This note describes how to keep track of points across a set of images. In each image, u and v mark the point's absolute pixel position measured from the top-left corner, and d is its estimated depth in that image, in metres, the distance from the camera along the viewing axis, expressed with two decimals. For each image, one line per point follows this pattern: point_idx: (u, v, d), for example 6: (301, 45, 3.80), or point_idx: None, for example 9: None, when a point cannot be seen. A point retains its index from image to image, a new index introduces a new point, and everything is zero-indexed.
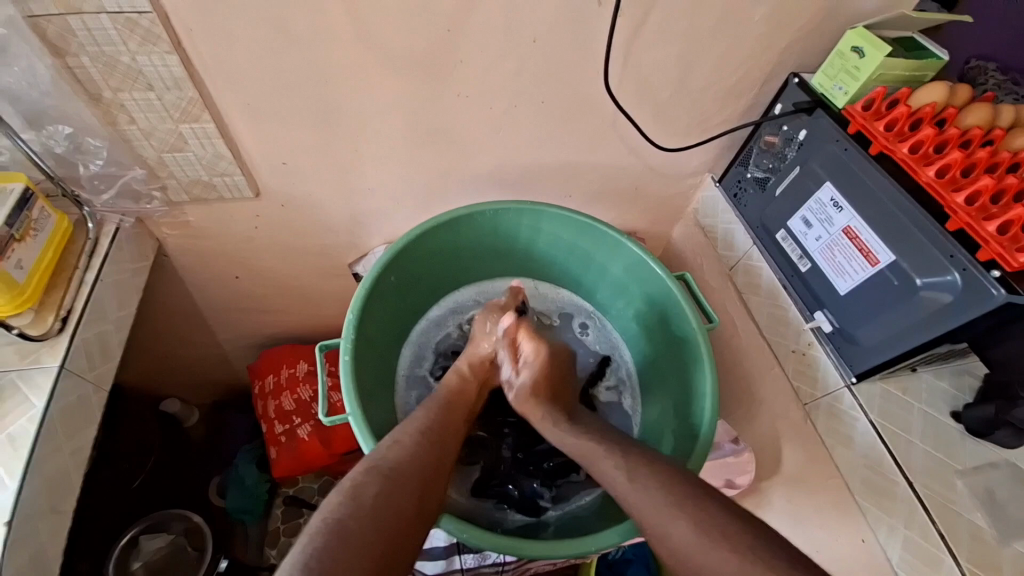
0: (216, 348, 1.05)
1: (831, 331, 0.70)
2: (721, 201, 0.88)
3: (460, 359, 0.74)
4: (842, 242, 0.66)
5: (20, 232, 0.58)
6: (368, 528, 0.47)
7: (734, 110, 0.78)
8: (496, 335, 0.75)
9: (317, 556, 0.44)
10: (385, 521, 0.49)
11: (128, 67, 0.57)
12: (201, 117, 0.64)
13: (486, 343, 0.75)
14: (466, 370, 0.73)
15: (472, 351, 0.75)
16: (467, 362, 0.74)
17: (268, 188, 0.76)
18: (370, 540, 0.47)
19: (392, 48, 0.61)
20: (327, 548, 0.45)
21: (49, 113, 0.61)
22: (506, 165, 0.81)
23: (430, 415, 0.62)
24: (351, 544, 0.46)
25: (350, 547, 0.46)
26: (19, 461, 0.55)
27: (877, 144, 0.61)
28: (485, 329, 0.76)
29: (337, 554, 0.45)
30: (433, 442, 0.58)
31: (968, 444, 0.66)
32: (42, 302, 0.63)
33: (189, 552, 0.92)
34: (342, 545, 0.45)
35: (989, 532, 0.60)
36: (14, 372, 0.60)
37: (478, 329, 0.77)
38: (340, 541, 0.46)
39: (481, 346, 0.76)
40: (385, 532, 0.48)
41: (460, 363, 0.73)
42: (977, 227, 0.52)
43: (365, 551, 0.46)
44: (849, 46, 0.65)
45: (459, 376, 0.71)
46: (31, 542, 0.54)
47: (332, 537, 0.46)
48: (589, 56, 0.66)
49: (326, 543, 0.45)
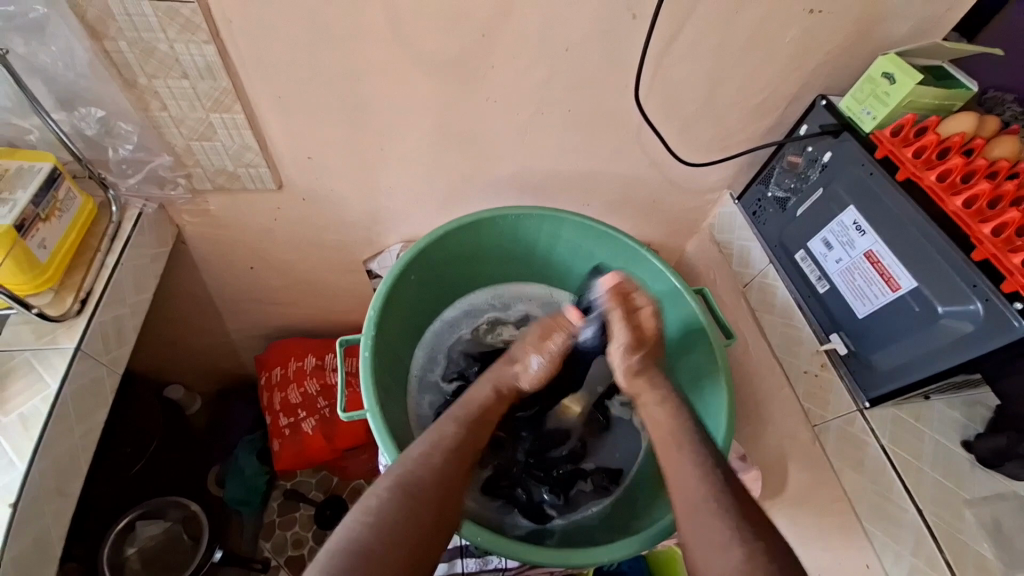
0: (223, 336, 1.05)
1: (846, 354, 0.70)
2: (738, 218, 0.88)
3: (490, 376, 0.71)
4: (863, 265, 0.67)
5: (46, 212, 0.59)
6: (391, 551, 0.48)
7: (757, 129, 0.78)
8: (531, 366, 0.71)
9: None
10: (409, 543, 0.49)
11: (165, 54, 0.58)
12: (232, 107, 0.64)
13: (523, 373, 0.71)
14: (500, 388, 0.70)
15: (502, 372, 0.71)
16: (496, 381, 0.70)
17: (291, 181, 0.76)
18: (395, 563, 0.48)
19: (428, 51, 0.61)
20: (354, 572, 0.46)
21: (83, 95, 0.61)
22: (529, 172, 0.81)
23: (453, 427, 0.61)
24: (375, 566, 0.47)
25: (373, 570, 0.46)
26: (29, 443, 0.55)
27: (905, 171, 0.62)
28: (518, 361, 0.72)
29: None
30: (458, 455, 0.58)
31: (978, 476, 0.64)
32: (62, 284, 0.63)
33: (184, 539, 0.93)
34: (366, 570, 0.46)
35: (995, 563, 0.59)
36: (31, 352, 0.60)
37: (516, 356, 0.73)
38: (362, 563, 0.46)
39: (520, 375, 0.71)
40: (406, 558, 0.48)
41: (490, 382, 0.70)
42: (1003, 258, 0.53)
43: None
44: (880, 72, 0.65)
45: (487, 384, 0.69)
46: (37, 525, 0.54)
47: (358, 560, 0.47)
48: (620, 71, 0.67)
49: (352, 566, 0.46)
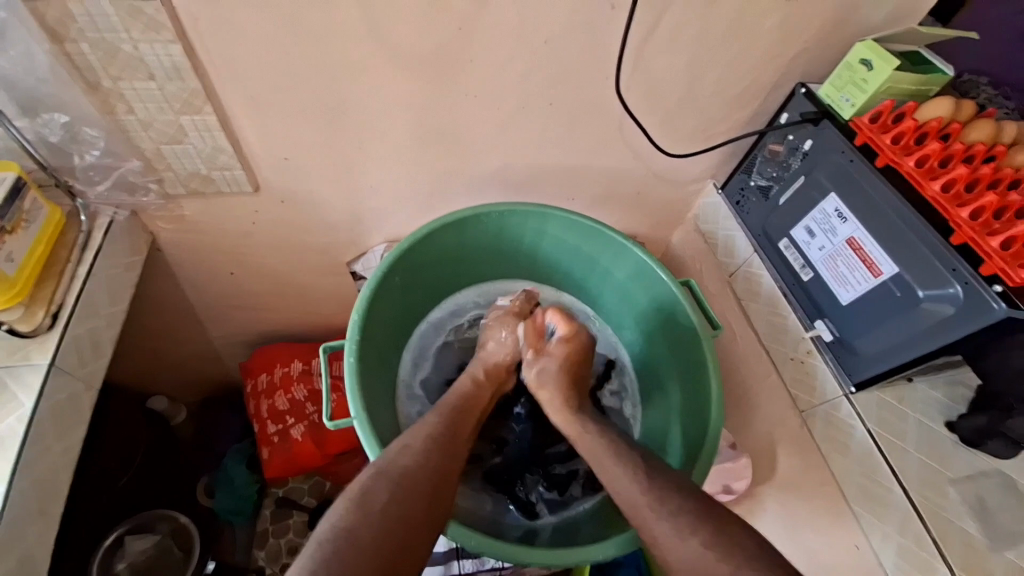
0: (205, 343, 1.03)
1: (831, 341, 0.70)
2: (722, 208, 0.88)
3: (474, 365, 0.74)
4: (845, 252, 0.67)
5: (11, 223, 0.56)
6: (377, 541, 0.47)
7: (738, 119, 0.78)
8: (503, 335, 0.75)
9: (319, 568, 0.44)
10: (395, 532, 0.48)
11: (130, 56, 0.56)
12: (203, 109, 0.62)
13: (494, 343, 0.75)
14: (482, 376, 0.72)
15: (485, 357, 0.74)
16: (483, 369, 0.73)
17: (269, 183, 0.74)
18: (380, 549, 0.46)
19: (403, 46, 0.60)
20: (339, 559, 0.45)
21: (45, 100, 0.59)
22: (511, 167, 0.80)
23: (441, 420, 0.62)
24: (359, 555, 0.45)
25: (358, 557, 0.45)
26: (6, 462, 0.53)
27: (884, 157, 0.62)
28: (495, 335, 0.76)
29: (346, 565, 0.44)
30: (444, 450, 0.58)
31: (961, 453, 0.66)
32: (33, 296, 0.61)
33: (176, 553, 0.91)
34: (353, 556, 0.45)
35: (980, 540, 0.61)
36: (1, 369, 0.58)
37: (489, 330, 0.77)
38: (349, 551, 0.45)
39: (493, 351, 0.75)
40: (392, 549, 0.47)
41: (476, 368, 0.73)
42: (980, 241, 0.53)
43: (374, 568, 0.45)
44: (858, 59, 0.65)
45: (473, 378, 0.71)
46: (18, 546, 0.52)
47: (343, 548, 0.46)
48: (600, 63, 0.67)
49: (338, 553, 0.45)
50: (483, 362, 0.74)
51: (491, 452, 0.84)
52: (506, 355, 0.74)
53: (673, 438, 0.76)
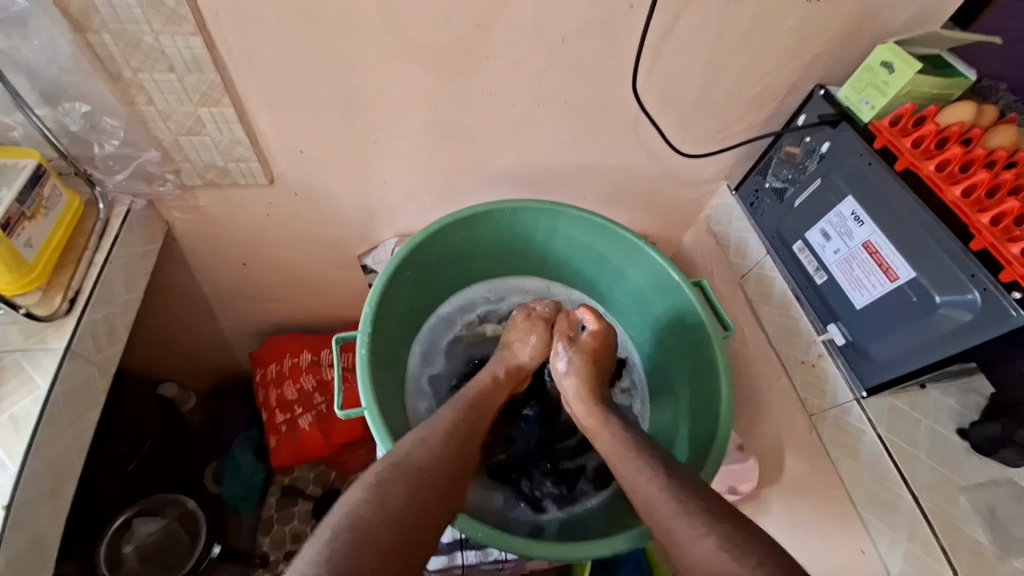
0: (217, 333, 1.04)
1: (844, 344, 0.70)
2: (735, 210, 0.88)
3: (497, 364, 0.76)
4: (861, 256, 0.67)
5: (31, 211, 0.57)
6: (391, 526, 0.47)
7: (754, 119, 0.78)
8: (530, 342, 0.77)
9: (334, 551, 0.44)
10: (409, 521, 0.48)
11: (150, 46, 0.56)
12: (220, 101, 0.63)
13: (519, 348, 0.77)
14: (503, 375, 0.74)
15: (509, 359, 0.76)
16: (504, 368, 0.75)
17: (283, 176, 0.74)
18: (394, 539, 0.46)
19: (421, 42, 0.60)
20: (354, 544, 0.44)
21: (67, 89, 0.59)
22: (525, 164, 0.80)
23: (458, 416, 0.63)
24: (375, 541, 0.45)
25: (374, 542, 0.45)
26: (20, 444, 0.54)
27: (904, 161, 0.61)
28: (522, 338, 0.78)
29: (361, 549, 0.44)
30: (455, 445, 0.59)
31: (973, 461, 0.65)
32: (50, 283, 0.62)
33: (183, 537, 0.92)
34: (368, 541, 0.45)
35: (989, 548, 0.60)
36: (19, 353, 0.59)
37: (516, 334, 0.78)
38: (364, 537, 0.45)
39: (518, 354, 0.77)
40: (406, 536, 0.47)
41: (498, 367, 0.75)
42: (1000, 248, 0.52)
43: (389, 554, 0.45)
44: (879, 61, 0.65)
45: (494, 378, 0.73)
46: (32, 527, 0.53)
47: (358, 533, 0.45)
48: (618, 60, 0.66)
49: (353, 538, 0.45)
50: (505, 362, 0.76)
51: (498, 450, 0.83)
52: (528, 359, 0.77)
53: (683, 439, 0.76)
